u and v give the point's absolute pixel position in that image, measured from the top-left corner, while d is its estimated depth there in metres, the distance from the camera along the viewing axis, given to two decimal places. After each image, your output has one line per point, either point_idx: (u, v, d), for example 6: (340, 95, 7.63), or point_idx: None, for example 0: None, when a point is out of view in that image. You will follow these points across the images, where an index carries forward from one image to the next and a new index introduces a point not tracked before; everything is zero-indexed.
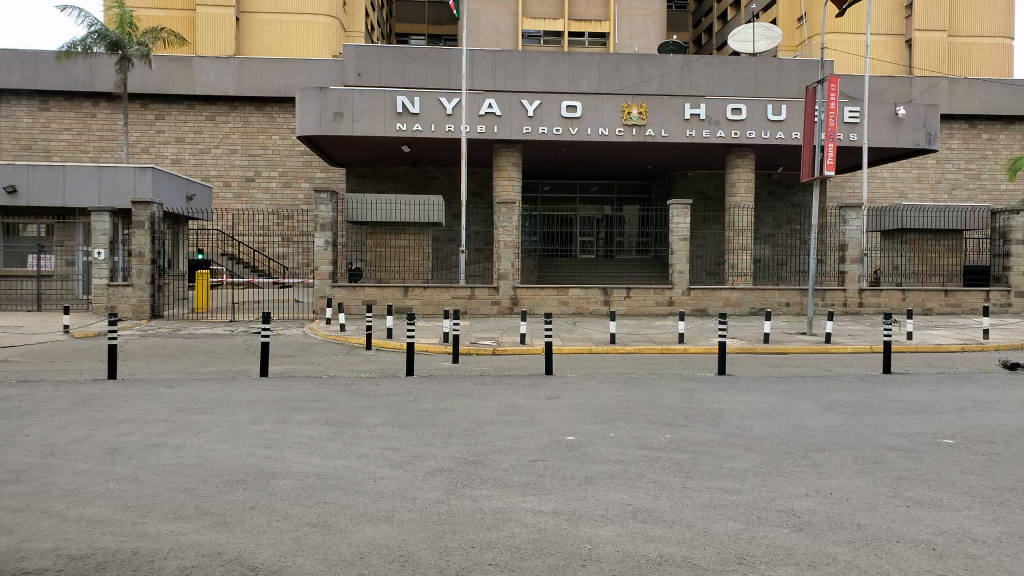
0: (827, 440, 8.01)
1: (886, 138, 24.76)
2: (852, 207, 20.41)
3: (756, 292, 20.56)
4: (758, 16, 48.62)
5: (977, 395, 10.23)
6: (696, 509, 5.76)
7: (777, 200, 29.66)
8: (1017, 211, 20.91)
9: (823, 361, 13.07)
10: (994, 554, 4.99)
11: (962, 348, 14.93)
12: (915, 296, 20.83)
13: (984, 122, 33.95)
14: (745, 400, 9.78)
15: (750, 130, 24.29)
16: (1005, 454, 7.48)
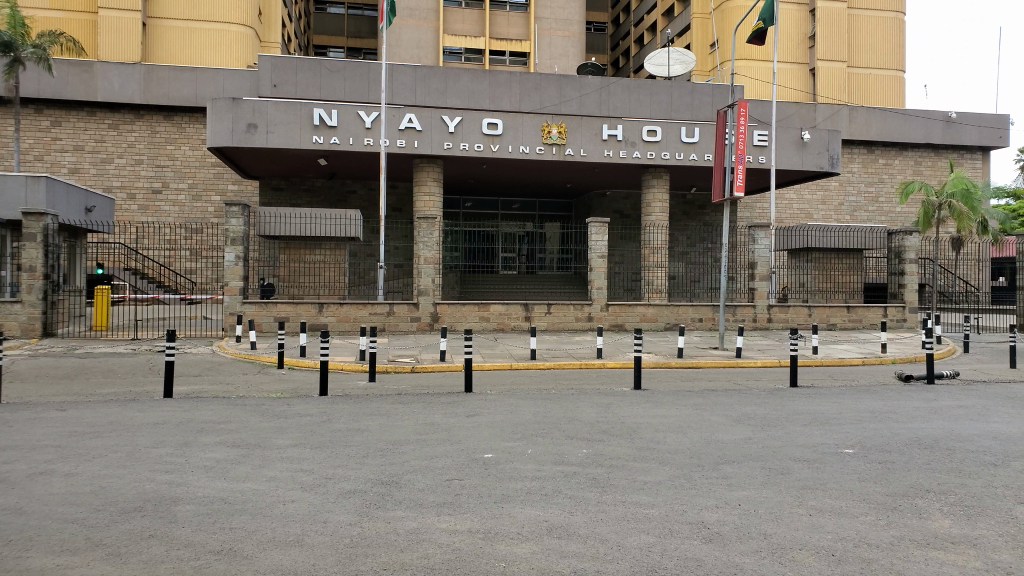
0: (735, 452, 8.24)
1: (793, 161, 25.89)
2: (762, 227, 21.32)
3: (671, 307, 21.09)
4: (674, 41, 50.24)
5: (876, 406, 10.73)
6: (610, 523, 5.84)
7: (691, 219, 30.57)
8: (910, 232, 22.19)
9: (735, 375, 13.47)
10: (887, 557, 5.24)
11: (863, 361, 15.70)
12: (820, 312, 21.81)
13: (881, 147, 35.94)
14: (659, 414, 9.98)
15: (665, 151, 25.05)
16: (898, 461, 7.90)
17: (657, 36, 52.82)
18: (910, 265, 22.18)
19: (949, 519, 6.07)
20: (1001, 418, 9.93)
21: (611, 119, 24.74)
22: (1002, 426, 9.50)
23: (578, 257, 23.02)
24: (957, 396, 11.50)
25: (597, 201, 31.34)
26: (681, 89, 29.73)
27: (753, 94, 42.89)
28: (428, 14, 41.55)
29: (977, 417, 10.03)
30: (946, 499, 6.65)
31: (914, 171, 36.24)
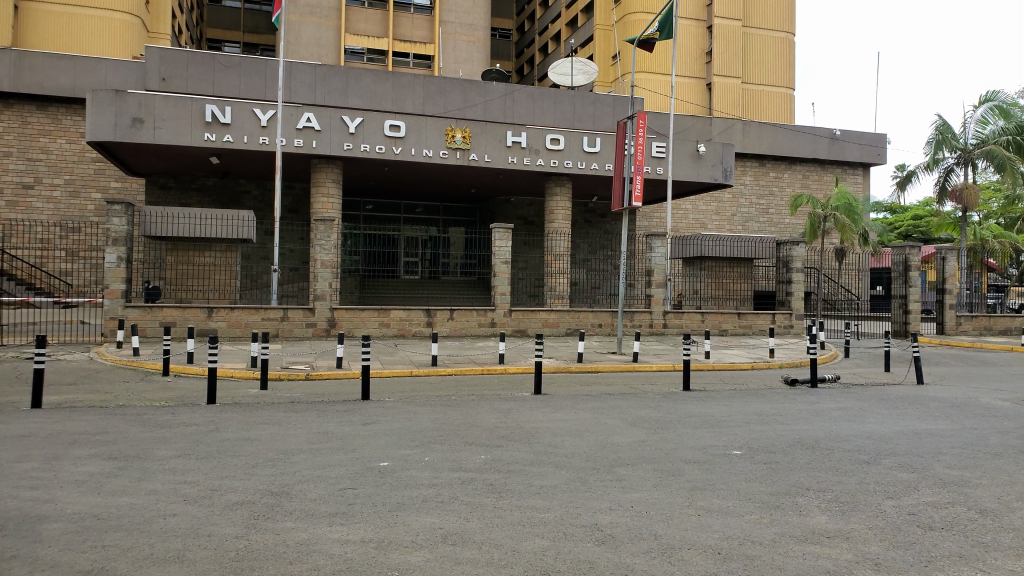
0: (629, 455, 8.45)
1: (689, 172, 26.84)
2: (659, 236, 22.07)
3: (571, 313, 21.45)
4: (577, 51, 51.27)
5: (764, 409, 11.23)
6: (506, 528, 5.87)
7: (593, 227, 31.18)
8: (797, 242, 23.40)
9: (632, 380, 13.82)
10: (768, 553, 5.49)
11: (753, 365, 16.46)
12: (713, 318, 22.74)
13: (771, 161, 37.71)
14: (557, 419, 10.11)
15: (568, 160, 25.49)
16: (781, 462, 8.29)
17: (560, 45, 53.77)
18: (796, 274, 23.38)
19: (825, 515, 6.42)
20: (876, 419, 10.60)
21: (516, 127, 24.95)
22: (877, 426, 10.13)
23: (481, 263, 23.17)
24: (837, 399, 12.20)
25: (501, 207, 31.53)
26: (584, 99, 30.33)
27: (652, 106, 44.22)
28: (330, 12, 40.88)
29: (855, 418, 10.65)
30: (823, 495, 7.04)
31: (801, 185, 38.23)
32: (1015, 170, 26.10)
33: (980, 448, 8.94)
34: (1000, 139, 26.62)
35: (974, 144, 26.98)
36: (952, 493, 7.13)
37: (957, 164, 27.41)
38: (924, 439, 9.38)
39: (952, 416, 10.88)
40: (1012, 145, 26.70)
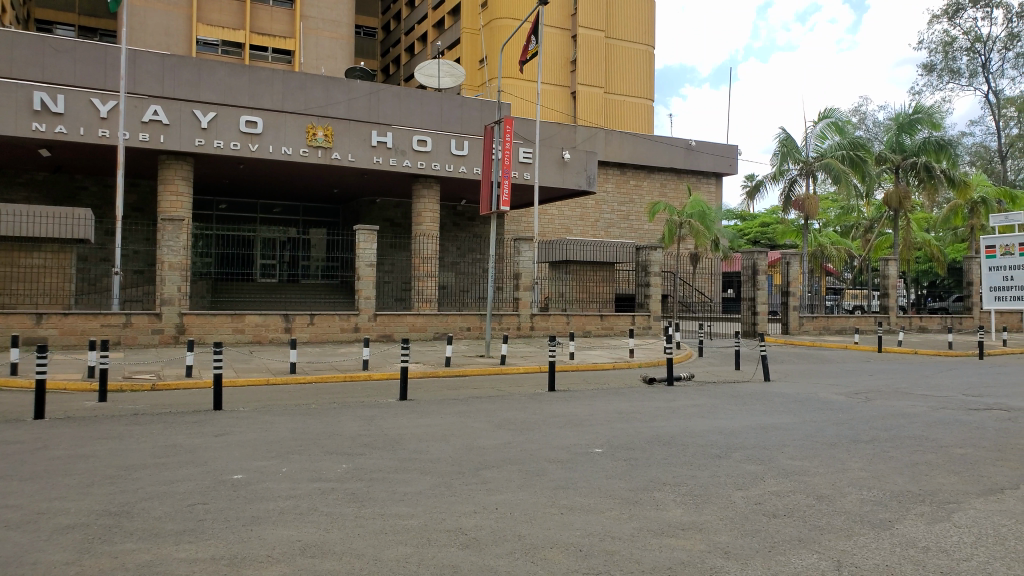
0: (495, 457, 8.49)
1: (555, 178, 27.41)
2: (526, 240, 22.52)
3: (440, 317, 21.45)
4: (444, 54, 51.32)
5: (622, 408, 11.60)
6: (368, 537, 5.71)
7: (460, 231, 30.87)
8: (655, 248, 24.48)
9: (497, 383, 13.88)
10: (627, 548, 5.65)
11: (613, 365, 17.05)
12: (577, 320, 23.41)
13: (631, 169, 39.21)
14: (421, 424, 9.99)
15: (435, 162, 25.42)
16: (640, 458, 8.58)
17: (427, 47, 53.66)
18: (654, 277, 24.47)
19: (680, 509, 6.69)
20: (726, 414, 11.21)
21: (381, 127, 24.55)
22: (727, 422, 10.68)
23: (343, 266, 22.67)
24: (692, 396, 12.78)
25: (366, 208, 30.95)
26: (450, 102, 30.43)
27: (518, 111, 44.97)
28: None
29: (707, 415, 11.20)
30: (678, 489, 7.35)
31: (659, 193, 40.05)
32: (849, 182, 28.45)
33: (818, 439, 9.65)
34: (836, 152, 28.93)
35: (814, 157, 29.21)
36: (793, 482, 7.64)
37: (800, 175, 29.55)
38: (770, 433, 10.00)
39: (793, 410, 11.68)
40: (846, 159, 29.08)
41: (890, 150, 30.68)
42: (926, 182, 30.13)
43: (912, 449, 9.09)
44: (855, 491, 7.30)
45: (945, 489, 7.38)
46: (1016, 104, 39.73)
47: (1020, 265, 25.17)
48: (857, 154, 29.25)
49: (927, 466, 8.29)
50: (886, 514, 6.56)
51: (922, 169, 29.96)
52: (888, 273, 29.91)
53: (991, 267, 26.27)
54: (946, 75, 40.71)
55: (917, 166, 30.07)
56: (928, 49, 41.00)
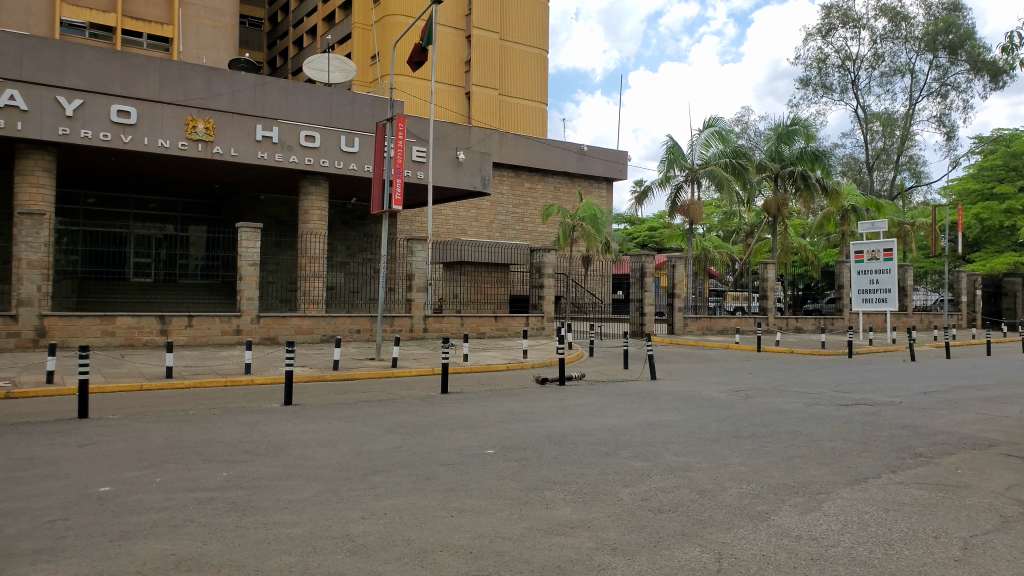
0: (384, 462, 8.31)
1: (449, 178, 27.26)
2: (419, 241, 22.28)
3: (327, 319, 20.91)
4: (334, 49, 50.27)
5: (514, 408, 11.64)
6: (248, 548, 5.45)
7: (349, 230, 30.05)
8: (549, 250, 24.79)
9: (388, 386, 13.64)
10: (517, 548, 5.65)
11: (507, 366, 17.10)
12: (471, 322, 23.38)
13: (525, 172, 39.60)
14: (308, 429, 9.68)
15: (324, 159, 24.77)
16: (531, 458, 8.64)
17: (317, 40, 52.37)
18: (548, 279, 24.79)
19: (569, 507, 6.76)
20: (615, 413, 11.45)
21: (266, 121, 23.80)
22: (615, 420, 10.90)
23: (224, 265, 21.72)
24: (583, 396, 12.99)
25: (250, 205, 29.80)
26: (340, 97, 29.82)
27: (411, 110, 44.61)
28: None
29: (597, 413, 11.40)
30: (568, 487, 7.43)
31: (553, 196, 40.64)
32: (731, 189, 29.79)
33: (702, 435, 10.01)
34: (720, 160, 30.17)
35: (699, 164, 30.34)
36: (678, 477, 7.88)
37: (685, 181, 30.62)
38: (656, 430, 10.29)
39: (678, 408, 12.07)
40: (729, 167, 30.38)
41: (769, 159, 32.28)
42: (802, 190, 31.87)
43: (787, 443, 9.57)
44: (735, 485, 7.59)
45: (817, 480, 7.79)
46: (882, 119, 42.70)
47: (885, 269, 27.11)
48: (739, 163, 30.61)
49: (799, 459, 8.75)
50: (763, 506, 6.85)
51: (799, 178, 31.79)
52: (767, 276, 31.46)
53: (859, 271, 27.99)
54: (819, 90, 43.33)
55: (794, 175, 31.86)
56: (804, 65, 43.50)
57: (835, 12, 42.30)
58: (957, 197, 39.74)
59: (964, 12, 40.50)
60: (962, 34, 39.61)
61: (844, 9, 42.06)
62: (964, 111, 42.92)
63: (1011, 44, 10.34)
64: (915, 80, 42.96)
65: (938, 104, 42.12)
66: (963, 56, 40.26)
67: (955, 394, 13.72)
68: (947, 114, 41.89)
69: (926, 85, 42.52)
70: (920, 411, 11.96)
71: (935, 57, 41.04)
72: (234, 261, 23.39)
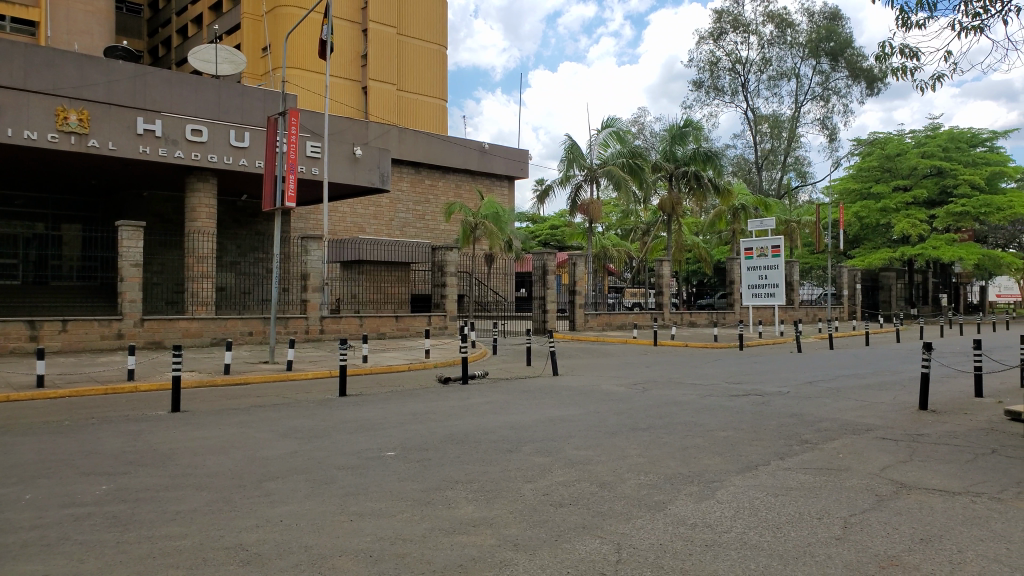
0: (280, 467, 8.02)
1: (345, 174, 26.68)
2: (315, 239, 21.69)
3: (217, 321, 20.11)
4: (222, 39, 48.40)
5: (416, 409, 11.47)
6: (132, 564, 5.14)
7: (241, 228, 29.00)
8: (451, 248, 24.69)
9: (283, 390, 13.20)
10: (418, 549, 5.56)
11: (408, 367, 16.87)
12: (371, 322, 22.96)
13: (426, 169, 39.29)
14: (197, 436, 9.24)
15: (211, 154, 23.81)
16: (433, 458, 8.54)
17: (203, 30, 50.25)
18: (450, 277, 24.64)
19: (471, 505, 6.71)
20: (517, 410, 11.49)
21: (147, 115, 22.64)
22: (518, 417, 10.93)
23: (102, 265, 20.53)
24: (485, 394, 12.97)
25: (132, 202, 28.27)
26: (228, 90, 28.73)
27: (305, 104, 43.44)
28: None
29: (499, 411, 11.41)
30: (470, 486, 7.38)
31: (454, 194, 40.50)
32: (628, 189, 30.57)
33: (602, 428, 10.18)
34: (617, 159, 30.81)
35: (597, 164, 30.96)
36: (579, 471, 7.97)
37: (584, 181, 31.15)
38: (557, 425, 10.39)
39: (578, 402, 12.24)
40: (626, 166, 31.06)
41: (665, 159, 33.24)
42: (695, 190, 33.03)
43: (683, 433, 9.86)
44: (633, 476, 7.75)
45: (711, 468, 8.06)
46: (769, 122, 44.75)
47: (773, 265, 28.43)
48: (636, 163, 31.27)
49: (694, 449, 9.03)
50: (661, 496, 7.01)
51: (692, 178, 32.88)
52: (663, 272, 32.42)
53: (749, 267, 29.20)
54: (712, 92, 45.04)
55: (688, 175, 32.93)
56: (697, 67, 45.03)
57: (726, 17, 43.98)
58: (838, 197, 42.19)
59: (843, 21, 42.88)
60: (841, 41, 42.02)
61: (734, 14, 43.78)
62: (844, 114, 45.49)
63: (884, 52, 11.03)
64: (800, 84, 45.21)
65: (821, 107, 44.49)
66: (843, 63, 42.72)
67: (837, 382, 14.55)
68: (829, 117, 44.30)
69: (810, 89, 44.82)
70: (805, 399, 12.60)
71: (817, 63, 43.38)
72: (114, 261, 22.17)
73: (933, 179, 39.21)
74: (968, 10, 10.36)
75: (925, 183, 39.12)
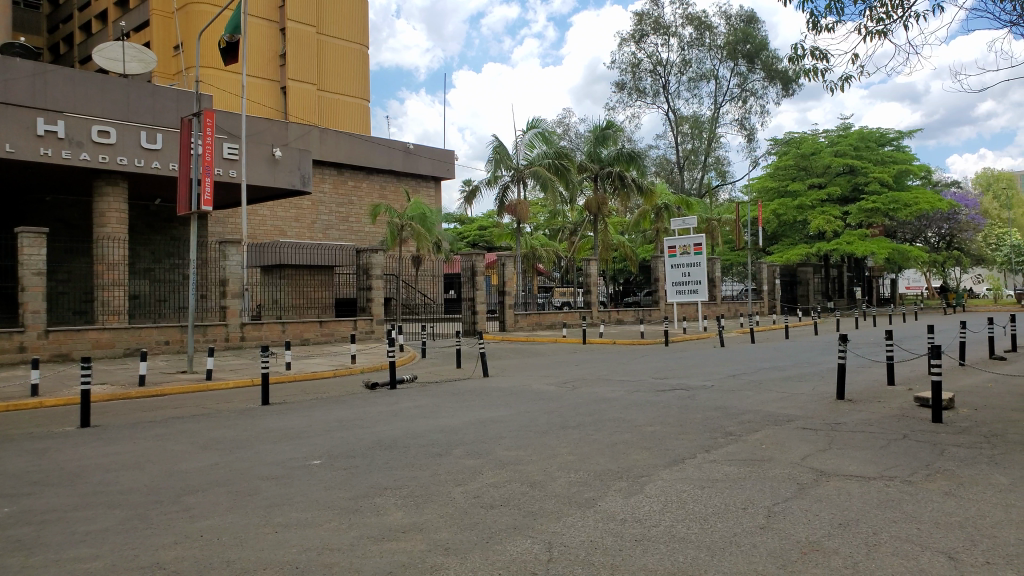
0: (199, 481, 7.73)
1: (265, 177, 26.00)
2: (233, 244, 21.08)
3: (130, 331, 19.34)
4: (130, 36, 46.53)
5: (342, 416, 11.25)
6: None
7: (154, 232, 27.98)
8: (376, 250, 24.37)
9: (203, 400, 12.77)
10: (346, 558, 5.43)
11: (333, 373, 16.56)
12: (294, 328, 22.43)
13: (349, 170, 38.72)
14: (108, 452, 8.83)
15: (121, 156, 22.82)
16: (360, 465, 8.37)
17: (109, 26, 48.14)
18: (376, 280, 24.30)
19: (401, 511, 6.60)
20: (447, 413, 11.40)
21: (48, 116, 21.56)
22: (448, 420, 10.85)
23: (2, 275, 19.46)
24: (413, 398, 12.85)
25: (34, 208, 26.89)
26: (138, 90, 27.64)
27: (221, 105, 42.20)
28: None
29: (428, 415, 11.29)
30: (399, 492, 7.26)
31: (378, 195, 40.02)
32: (555, 189, 30.80)
33: (531, 428, 10.19)
34: (543, 160, 31.01)
35: (524, 164, 31.08)
36: (509, 472, 7.95)
37: (511, 181, 31.24)
38: (488, 427, 10.36)
39: (508, 403, 12.25)
40: (553, 167, 31.28)
41: (589, 159, 33.67)
42: (619, 190, 33.51)
43: (611, 430, 9.97)
44: (564, 474, 7.78)
45: (639, 464, 8.15)
46: (690, 122, 45.84)
47: (696, 262, 29.11)
48: (562, 163, 31.51)
49: (623, 445, 9.12)
50: (590, 493, 7.06)
51: (617, 178, 33.37)
52: (590, 271, 32.81)
53: (672, 265, 29.83)
54: (634, 93, 45.87)
55: (613, 175, 33.42)
56: (620, 69, 45.76)
57: (646, 19, 44.84)
58: (756, 195, 43.55)
59: (759, 24, 44.27)
60: (757, 44, 43.39)
61: (655, 17, 44.68)
62: (762, 115, 46.96)
63: (797, 54, 11.40)
64: (719, 86, 46.50)
65: (739, 108, 45.85)
66: (759, 65, 44.15)
67: (758, 375, 14.98)
68: (747, 118, 45.67)
69: (728, 90, 46.12)
70: (728, 392, 12.92)
71: (735, 65, 44.68)
72: (15, 270, 21.01)
73: (846, 177, 40.87)
74: (872, 15, 10.81)
75: (838, 181, 40.73)
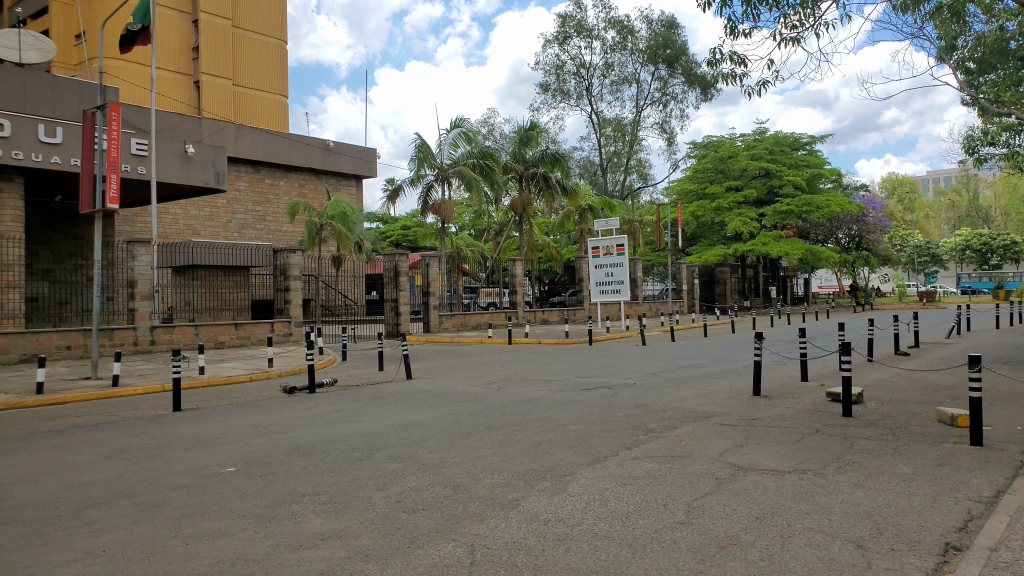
0: (103, 493, 7.33)
1: (176, 174, 25.05)
2: (143, 243, 20.20)
3: (27, 335, 18.29)
4: (27, 24, 44.06)
5: (257, 421, 10.90)
6: None
7: (55, 231, 26.61)
8: (294, 250, 23.80)
9: (108, 407, 12.17)
10: (261, 568, 5.22)
11: (248, 377, 16.04)
12: (207, 331, 21.71)
13: (266, 168, 37.76)
14: (1, 465, 8.28)
15: (16, 150, 21.54)
16: (277, 472, 8.11)
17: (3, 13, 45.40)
18: (294, 281, 23.74)
19: (319, 518, 6.41)
20: (368, 416, 11.18)
21: None
22: (368, 423, 10.64)
23: None
24: (332, 401, 12.56)
25: None
26: (38, 81, 26.19)
27: (129, 99, 40.45)
28: None
29: (348, 419, 11.05)
30: (318, 498, 7.06)
31: (298, 194, 39.14)
32: (479, 189, 30.78)
33: (455, 430, 10.09)
34: (468, 160, 30.92)
35: (448, 164, 30.95)
36: (432, 475, 7.83)
37: (435, 181, 31.05)
38: (411, 429, 10.21)
39: (431, 405, 12.10)
40: (477, 167, 31.22)
41: (514, 160, 33.78)
42: (544, 190, 33.78)
43: (534, 430, 9.97)
44: (487, 476, 7.72)
45: (562, 463, 8.16)
46: (612, 124, 46.54)
47: (619, 263, 29.55)
48: (486, 163, 31.46)
49: (546, 444, 9.12)
50: (513, 494, 7.02)
51: (542, 178, 33.61)
52: (515, 271, 32.89)
53: (596, 265, 30.17)
54: (558, 95, 46.28)
55: (537, 176, 33.62)
56: (544, 70, 46.08)
57: (570, 22, 45.31)
58: (677, 197, 44.56)
59: (679, 29, 45.34)
60: (677, 48, 44.38)
61: (578, 19, 45.20)
62: (682, 119, 48.10)
63: (715, 58, 11.69)
64: (640, 90, 47.39)
65: (659, 112, 46.84)
66: (678, 70, 45.22)
67: (678, 373, 15.27)
68: (667, 121, 46.68)
69: (649, 94, 47.06)
70: (650, 390, 13.12)
71: (656, 69, 45.60)
72: None
73: (761, 180, 42.24)
74: (787, 22, 11.18)
75: (754, 183, 42.07)
